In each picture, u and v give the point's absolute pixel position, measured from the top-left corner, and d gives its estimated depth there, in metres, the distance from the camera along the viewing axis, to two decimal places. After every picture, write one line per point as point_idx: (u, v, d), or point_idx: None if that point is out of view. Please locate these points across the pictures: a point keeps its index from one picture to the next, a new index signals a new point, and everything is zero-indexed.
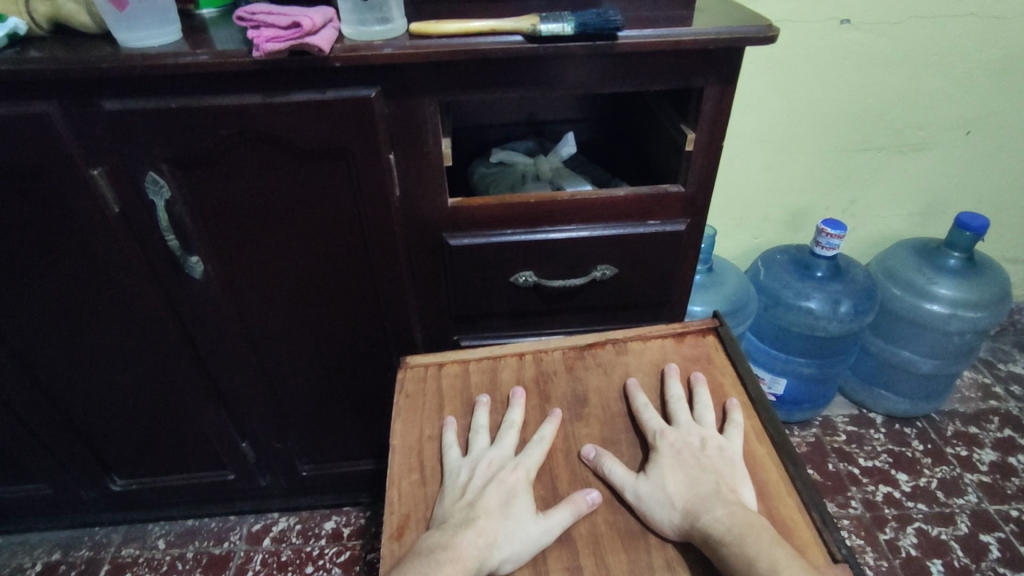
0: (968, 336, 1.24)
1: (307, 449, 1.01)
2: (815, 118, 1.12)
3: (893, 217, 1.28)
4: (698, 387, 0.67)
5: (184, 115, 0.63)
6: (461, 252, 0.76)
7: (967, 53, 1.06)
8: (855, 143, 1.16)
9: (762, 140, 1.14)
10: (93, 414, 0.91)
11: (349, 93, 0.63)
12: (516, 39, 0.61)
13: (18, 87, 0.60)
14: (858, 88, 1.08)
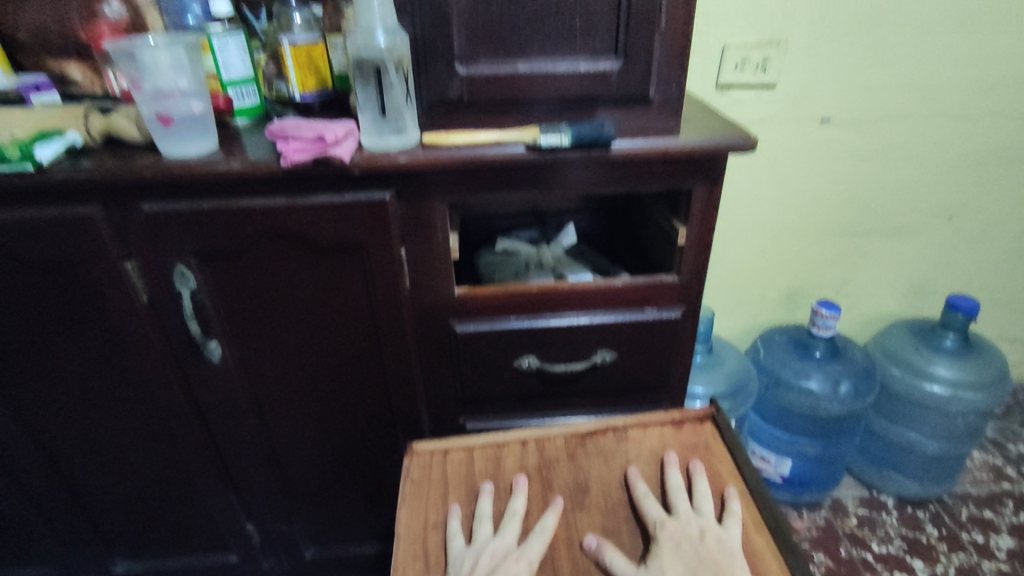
0: (971, 417, 1.24)
1: (310, 532, 1.00)
2: (804, 205, 1.18)
3: (888, 298, 1.32)
4: (697, 476, 0.69)
5: (214, 215, 0.69)
6: (468, 339, 0.80)
7: (942, 147, 1.14)
8: (845, 229, 1.22)
9: (755, 225, 1.20)
10: (102, 495, 0.92)
11: (365, 196, 0.69)
12: (518, 148, 0.67)
13: (69, 192, 0.67)
14: (842, 179, 1.16)
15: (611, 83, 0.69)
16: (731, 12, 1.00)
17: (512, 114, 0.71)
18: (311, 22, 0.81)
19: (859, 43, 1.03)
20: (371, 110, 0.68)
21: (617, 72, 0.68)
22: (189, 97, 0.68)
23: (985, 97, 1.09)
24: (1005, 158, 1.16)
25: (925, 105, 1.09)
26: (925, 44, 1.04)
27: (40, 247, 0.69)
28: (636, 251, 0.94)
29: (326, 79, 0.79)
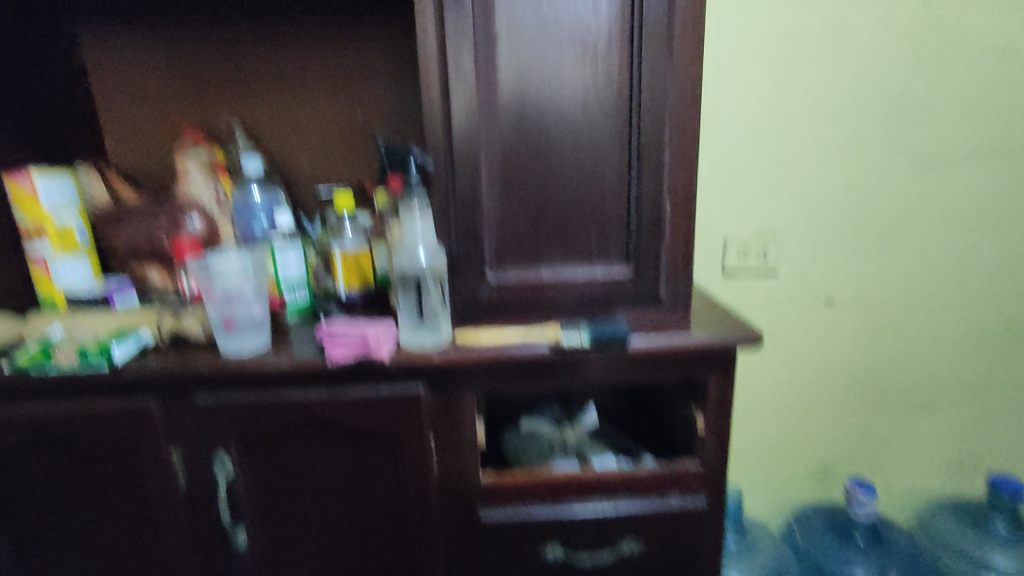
0: None
1: None
2: (819, 381, 1.23)
3: (925, 476, 1.29)
4: None
5: (260, 406, 0.74)
6: (494, 528, 0.80)
7: (946, 328, 1.20)
8: (865, 404, 1.24)
9: (775, 400, 1.23)
10: None
11: (400, 388, 0.74)
12: (542, 347, 0.73)
13: (134, 386, 0.74)
14: (852, 356, 1.22)
15: (624, 287, 0.78)
16: (727, 212, 1.13)
17: (535, 314, 0.78)
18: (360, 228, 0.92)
19: (845, 237, 1.15)
20: (409, 313, 0.75)
21: (629, 278, 0.77)
22: (251, 302, 0.77)
23: (972, 281, 1.18)
24: (1006, 336, 1.21)
25: (917, 288, 1.18)
26: (906, 237, 1.16)
27: (99, 436, 0.74)
28: (657, 433, 0.97)
29: (369, 279, 0.89)
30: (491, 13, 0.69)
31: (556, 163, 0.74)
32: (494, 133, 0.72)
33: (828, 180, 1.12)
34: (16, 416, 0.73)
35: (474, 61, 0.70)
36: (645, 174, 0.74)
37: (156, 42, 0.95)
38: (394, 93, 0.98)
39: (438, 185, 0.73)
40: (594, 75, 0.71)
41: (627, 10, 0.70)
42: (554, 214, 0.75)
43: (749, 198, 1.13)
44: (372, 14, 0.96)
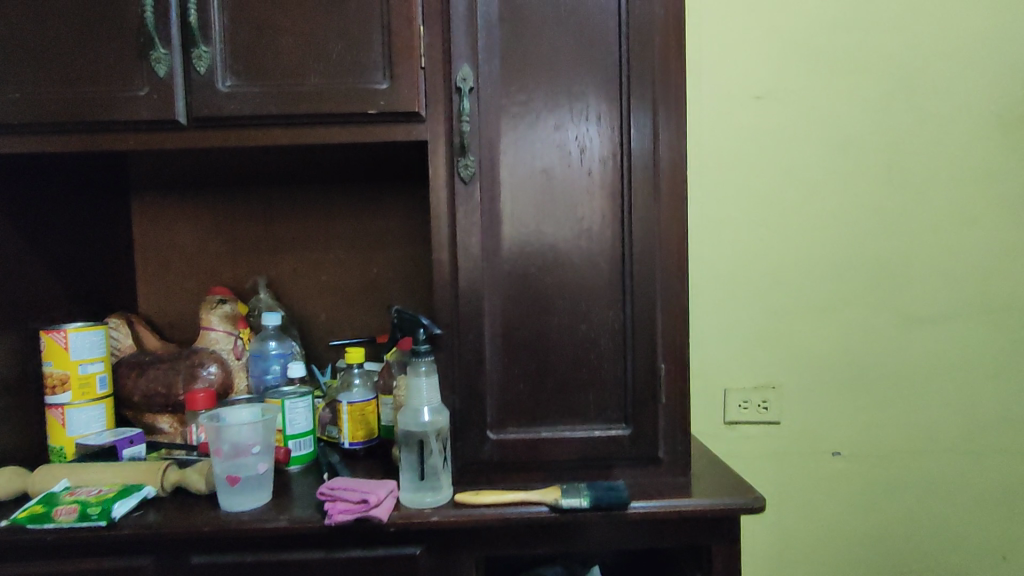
0: None
1: None
2: (835, 539, 1.20)
3: None
4: None
5: (254, 569, 0.73)
6: None
7: (959, 484, 1.19)
8: (886, 566, 1.21)
9: (788, 559, 1.20)
10: None
11: (398, 551, 0.73)
12: (542, 509, 0.73)
13: (128, 545, 0.73)
14: (866, 512, 1.19)
15: (623, 446, 0.79)
16: (724, 363, 1.17)
17: (536, 472, 0.80)
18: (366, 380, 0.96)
19: (843, 389, 1.17)
20: (410, 472, 0.76)
21: (628, 437, 0.79)
22: (256, 455, 0.77)
23: (977, 435, 1.18)
24: (1018, 493, 1.19)
25: (921, 442, 1.18)
26: (904, 391, 1.17)
27: None
28: None
29: (374, 430, 0.91)
30: (496, 198, 0.78)
31: (556, 326, 0.79)
32: (497, 300, 0.78)
33: (820, 335, 1.17)
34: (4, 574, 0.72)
35: (480, 238, 0.78)
36: (638, 338, 0.79)
37: (197, 206, 1.06)
38: (408, 253, 1.07)
39: (444, 347, 0.78)
40: (589, 251, 0.79)
41: (618, 196, 0.79)
42: (554, 375, 0.79)
43: (744, 351, 1.17)
44: (392, 186, 1.07)
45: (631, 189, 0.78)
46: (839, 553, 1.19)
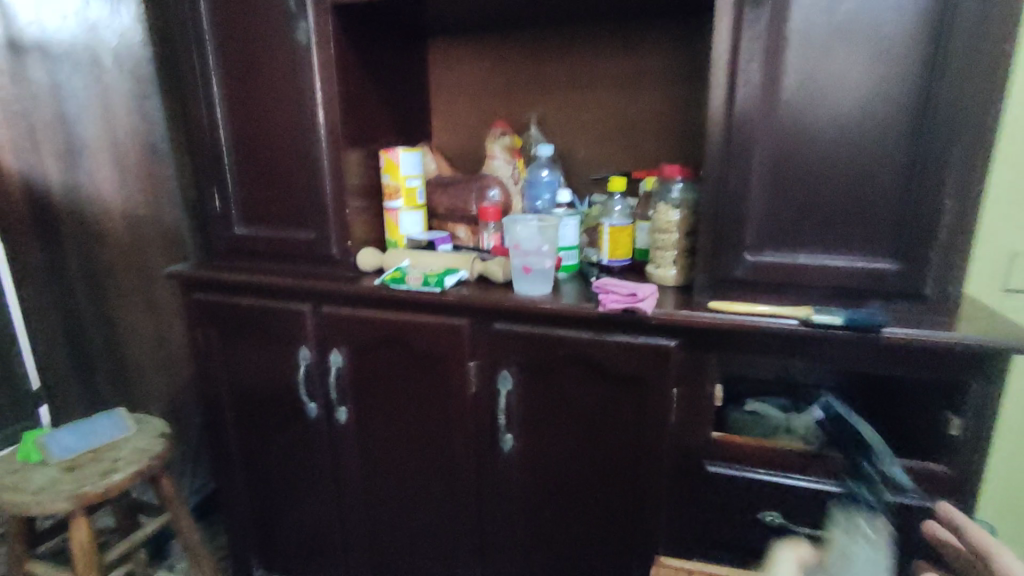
0: None
1: None
2: None
3: None
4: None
5: (541, 338, 0.96)
6: (719, 477, 0.92)
7: None
8: None
9: None
10: (392, 538, 1.20)
11: (652, 341, 0.91)
12: (792, 322, 0.82)
13: (453, 308, 1.01)
14: None
15: (885, 280, 0.81)
16: (1010, 224, 1.04)
17: (788, 294, 0.86)
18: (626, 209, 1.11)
19: None
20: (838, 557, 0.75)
21: (892, 273, 0.81)
22: (546, 252, 0.99)
23: None
24: None
25: None
26: None
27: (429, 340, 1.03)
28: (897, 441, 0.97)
29: (630, 250, 1.09)
30: (785, 25, 0.77)
31: (832, 158, 0.79)
32: (773, 130, 0.81)
33: None
34: (378, 319, 1.06)
35: (763, 67, 0.79)
36: (924, 177, 0.77)
37: (483, 47, 1.25)
38: (664, 93, 1.15)
39: (713, 175, 0.85)
40: (882, 77, 0.76)
41: (931, 16, 0.73)
42: (820, 207, 0.82)
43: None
44: (657, 26, 1.14)
45: (949, 5, 0.72)
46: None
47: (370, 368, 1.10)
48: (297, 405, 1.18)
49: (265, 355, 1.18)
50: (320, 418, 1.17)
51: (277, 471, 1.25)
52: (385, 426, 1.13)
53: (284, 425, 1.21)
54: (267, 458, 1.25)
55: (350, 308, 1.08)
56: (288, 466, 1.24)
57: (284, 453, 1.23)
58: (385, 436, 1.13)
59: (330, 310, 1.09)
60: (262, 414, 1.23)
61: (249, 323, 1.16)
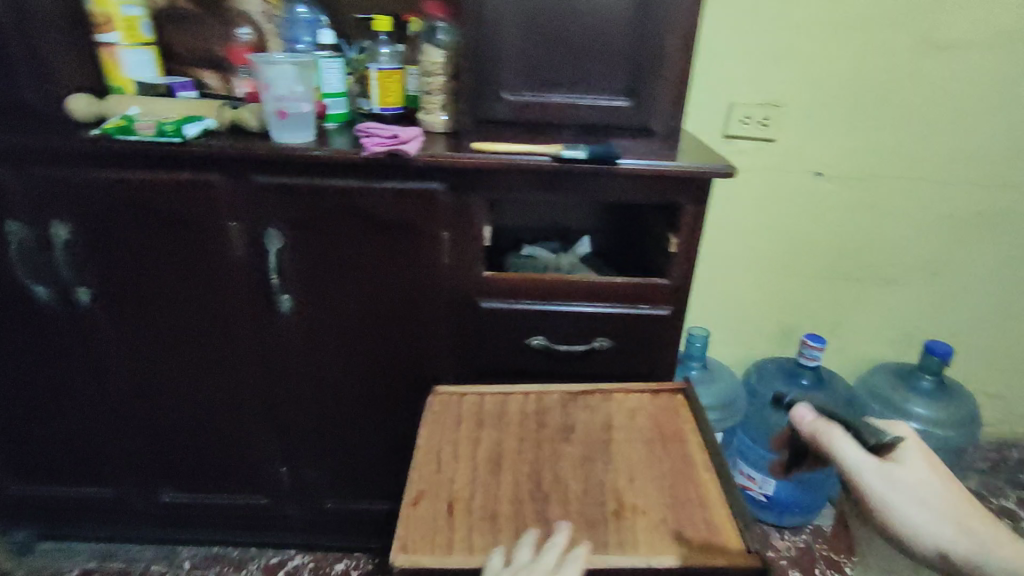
0: (945, 453, 1.39)
1: (334, 482, 1.13)
2: (876, 231, 1.33)
3: (931, 326, 1.43)
4: (839, 441, 0.57)
5: (476, 176, 0.86)
6: (630, 320, 0.95)
7: (994, 201, 1.29)
8: (916, 256, 1.35)
9: (830, 243, 1.34)
10: (191, 418, 1.05)
11: (596, 173, 0.85)
12: (723, 168, 0.84)
13: (387, 166, 0.84)
14: (920, 216, 1.31)
15: None
16: (822, 68, 1.17)
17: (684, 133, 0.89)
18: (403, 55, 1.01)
19: (931, 104, 1.20)
20: None
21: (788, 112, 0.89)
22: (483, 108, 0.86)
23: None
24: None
25: (994, 146, 1.23)
26: (989, 103, 1.20)
27: (389, 208, 0.87)
28: (640, 260, 1.11)
29: (404, 100, 0.98)
30: None
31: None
32: None
33: (924, 74, 1.17)
34: (270, 155, 0.83)
35: None
36: None
37: None
38: None
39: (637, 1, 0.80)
40: None
41: None
42: None
43: (921, 68, 1.17)
44: None
45: None
46: (936, 268, 1.37)
47: (308, 248, 0.91)
48: (206, 303, 0.95)
49: (151, 244, 0.90)
50: (239, 315, 0.96)
51: (180, 384, 1.02)
52: (331, 315, 0.96)
53: (187, 329, 0.97)
54: (164, 372, 1.01)
55: (276, 176, 0.86)
56: (198, 377, 1.01)
57: (189, 362, 1.00)
58: (332, 326, 0.97)
59: (247, 179, 0.86)
60: (151, 319, 0.96)
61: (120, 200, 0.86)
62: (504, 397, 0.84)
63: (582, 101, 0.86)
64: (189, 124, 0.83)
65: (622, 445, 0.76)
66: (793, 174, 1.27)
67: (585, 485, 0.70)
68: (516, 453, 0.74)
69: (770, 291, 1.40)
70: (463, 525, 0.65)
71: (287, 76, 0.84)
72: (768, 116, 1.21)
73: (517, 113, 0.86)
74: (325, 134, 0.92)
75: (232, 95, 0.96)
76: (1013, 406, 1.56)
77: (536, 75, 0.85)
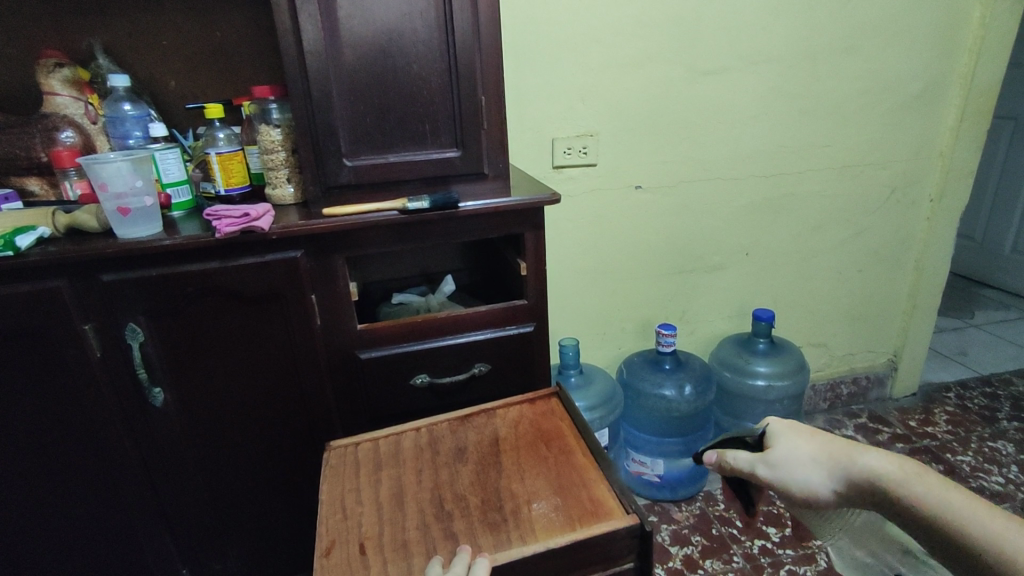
0: (788, 402, 1.62)
1: (246, 567, 1.09)
2: (695, 226, 1.56)
3: (756, 296, 1.70)
4: (734, 457, 0.65)
5: (333, 239, 0.92)
6: (500, 341, 1.05)
7: (776, 184, 1.57)
8: (730, 238, 1.60)
9: (660, 244, 1.56)
10: (70, 537, 0.98)
11: (442, 219, 0.95)
12: (548, 196, 0.98)
13: (249, 245, 0.89)
14: (722, 210, 1.56)
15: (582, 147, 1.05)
16: (618, 99, 1.38)
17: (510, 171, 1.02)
18: (232, 137, 1.04)
19: (708, 118, 1.45)
20: None
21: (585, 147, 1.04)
22: (325, 177, 0.93)
23: (802, 146, 1.55)
24: (810, 193, 1.61)
25: (764, 143, 1.52)
26: (751, 112, 1.47)
27: (253, 282, 0.90)
28: (501, 285, 1.23)
29: (246, 177, 1.02)
30: None
31: None
32: (469, 24, 0.90)
33: (697, 94, 1.42)
34: (120, 252, 0.83)
35: None
36: None
37: None
38: None
39: (443, 66, 0.92)
40: None
41: None
42: None
43: (695, 91, 1.42)
44: None
45: None
46: (748, 248, 1.63)
47: (174, 336, 0.91)
48: (67, 411, 0.90)
49: None
50: (108, 417, 0.92)
51: (48, 505, 0.95)
52: (211, 396, 0.96)
53: (48, 444, 0.91)
54: (28, 497, 0.93)
55: (128, 271, 0.85)
56: (70, 493, 0.95)
57: (57, 479, 0.94)
58: (215, 408, 0.97)
59: (96, 279, 0.85)
60: (3, 445, 0.89)
61: None
62: (398, 436, 0.89)
63: (416, 157, 0.95)
64: (21, 234, 0.82)
65: (511, 452, 0.83)
66: (618, 191, 1.46)
67: (484, 495, 0.76)
68: (417, 484, 0.79)
69: (622, 294, 1.58)
70: (377, 560, 0.68)
71: (124, 173, 0.86)
72: (586, 145, 1.39)
73: (360, 176, 0.94)
74: (172, 222, 0.93)
75: (64, 197, 0.95)
76: (833, 350, 1.87)
77: (370, 139, 0.93)
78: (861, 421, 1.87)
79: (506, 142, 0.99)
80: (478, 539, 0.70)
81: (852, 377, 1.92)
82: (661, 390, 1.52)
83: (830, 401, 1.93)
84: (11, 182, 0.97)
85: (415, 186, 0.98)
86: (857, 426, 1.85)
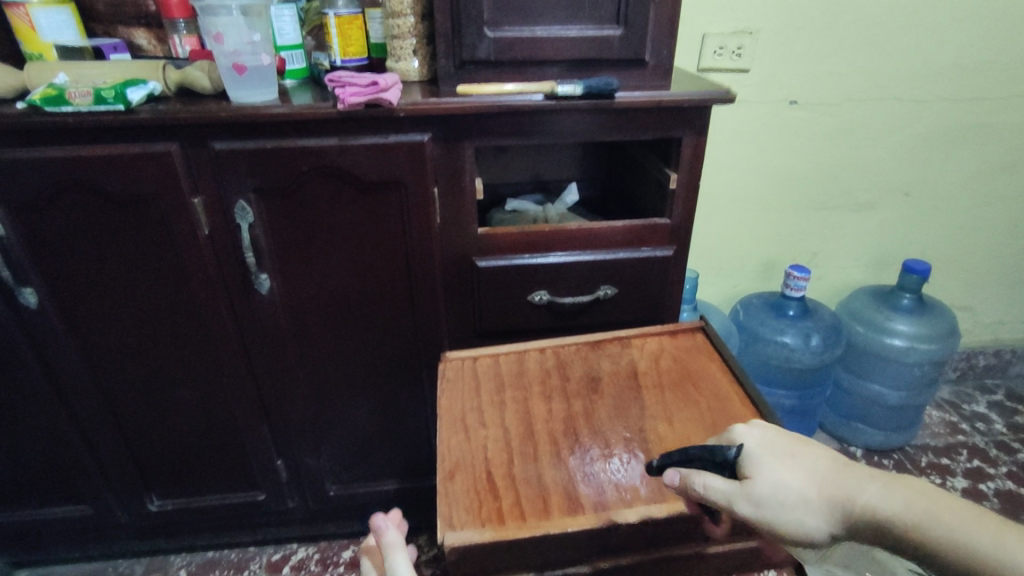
0: (927, 367, 1.44)
1: (337, 467, 1.07)
2: (850, 155, 1.33)
3: (903, 245, 1.47)
4: (712, 484, 0.50)
5: (466, 122, 0.79)
6: (633, 263, 0.91)
7: (962, 112, 1.31)
8: (889, 173, 1.37)
9: (804, 174, 1.34)
10: (172, 416, 0.97)
11: (592, 108, 0.80)
12: (721, 94, 0.81)
13: (374, 122, 0.77)
14: (888, 138, 1.32)
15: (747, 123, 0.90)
16: None
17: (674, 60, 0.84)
18: None
19: (898, 20, 1.19)
20: None
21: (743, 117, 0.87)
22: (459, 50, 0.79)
23: (1009, 67, 1.26)
24: (1002, 127, 1.33)
25: (959, 59, 1.24)
26: (952, 16, 1.20)
27: (373, 167, 0.79)
28: (629, 201, 1.08)
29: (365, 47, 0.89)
30: None
31: None
32: None
33: None
34: (233, 119, 0.74)
35: None
36: None
37: None
38: None
39: None
40: None
41: None
42: None
43: None
44: None
45: None
46: (908, 187, 1.39)
47: (285, 222, 0.83)
48: (173, 288, 0.85)
49: (101, 231, 0.80)
50: (215, 299, 0.87)
51: (154, 384, 0.93)
52: (316, 290, 0.89)
53: (153, 320, 0.87)
54: (135, 370, 0.91)
55: (241, 140, 0.76)
56: (174, 373, 0.92)
57: (162, 358, 0.91)
58: (321, 302, 0.90)
59: (209, 146, 0.76)
60: (111, 315, 0.86)
61: (63, 184, 0.76)
62: (520, 354, 0.79)
63: (568, 32, 0.79)
64: (132, 87, 0.73)
65: (653, 390, 0.72)
66: (768, 105, 1.25)
67: (625, 435, 0.66)
68: (547, 412, 0.70)
69: (750, 226, 1.40)
70: (507, 492, 0.60)
71: (241, 27, 0.75)
72: (741, 45, 1.18)
73: (500, 51, 0.79)
74: (286, 90, 0.83)
75: (173, 55, 0.85)
76: (979, 316, 1.63)
77: (517, 5, 0.77)
78: (996, 398, 1.65)
79: (677, 22, 0.80)
80: (623, 484, 0.60)
81: (994, 349, 1.68)
82: (782, 337, 1.38)
83: (962, 373, 1.71)
84: (119, 34, 0.86)
85: (560, 70, 0.82)
86: (990, 403, 1.64)
